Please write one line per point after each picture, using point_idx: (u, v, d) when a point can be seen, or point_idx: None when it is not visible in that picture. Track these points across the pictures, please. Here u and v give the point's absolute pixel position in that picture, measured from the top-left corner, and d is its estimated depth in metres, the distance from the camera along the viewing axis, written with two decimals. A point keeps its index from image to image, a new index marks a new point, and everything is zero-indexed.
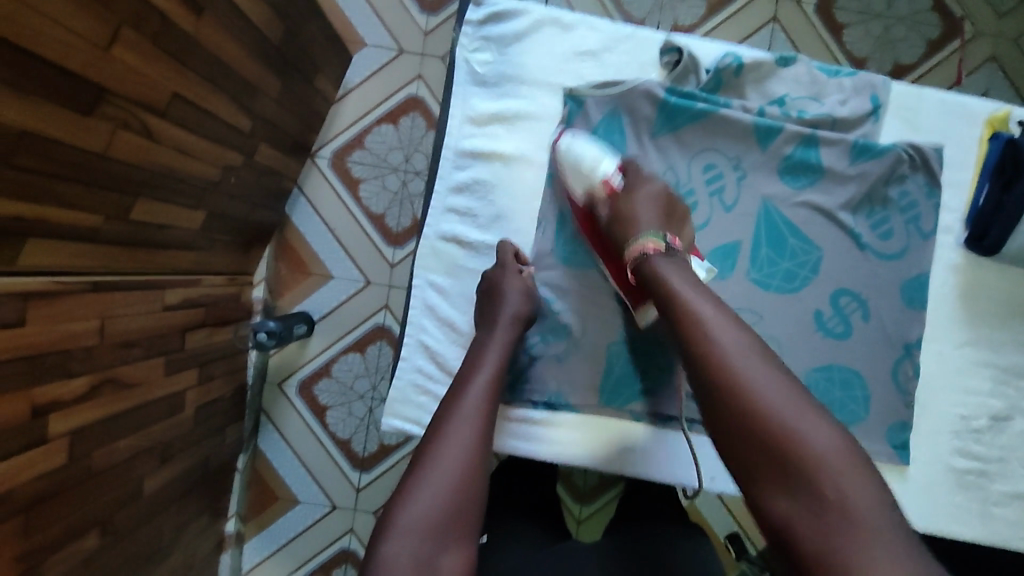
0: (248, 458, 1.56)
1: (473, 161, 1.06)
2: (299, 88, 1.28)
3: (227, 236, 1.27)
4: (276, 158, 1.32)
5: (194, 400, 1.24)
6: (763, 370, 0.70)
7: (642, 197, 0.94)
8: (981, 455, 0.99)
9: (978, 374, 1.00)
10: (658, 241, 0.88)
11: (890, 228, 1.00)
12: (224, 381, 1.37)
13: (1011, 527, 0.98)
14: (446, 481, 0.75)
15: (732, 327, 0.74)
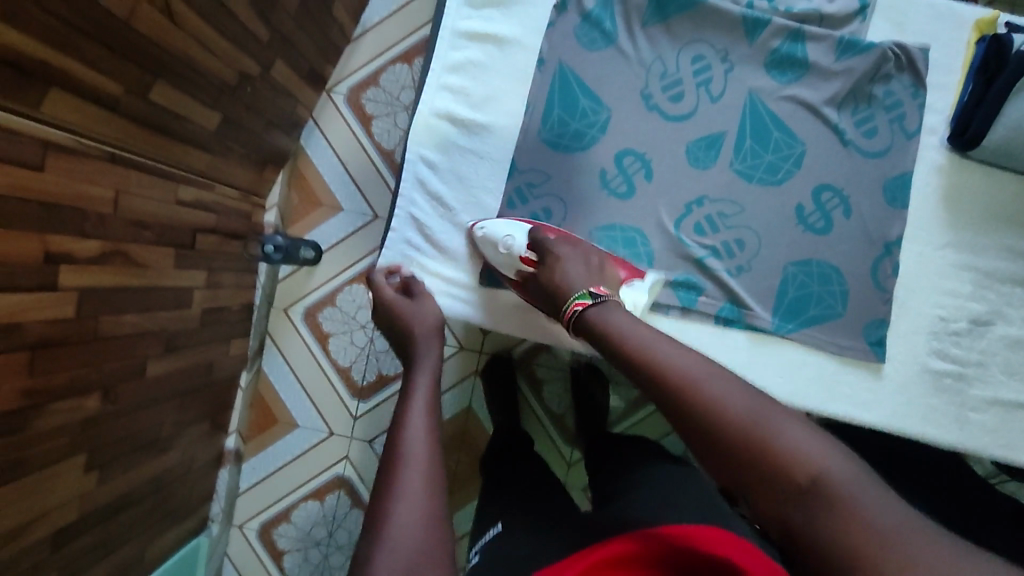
0: (251, 376, 1.62)
1: (469, 44, 1.09)
2: (315, 10, 1.33)
3: (240, 147, 1.33)
4: (291, 79, 1.39)
5: (201, 302, 1.30)
6: (720, 388, 0.73)
7: (568, 258, 0.99)
8: (960, 358, 1.10)
9: (959, 277, 1.11)
10: (585, 295, 0.92)
11: (875, 124, 1.12)
12: (231, 294, 1.43)
13: (989, 432, 1.08)
14: (423, 502, 0.72)
15: (679, 352, 0.78)
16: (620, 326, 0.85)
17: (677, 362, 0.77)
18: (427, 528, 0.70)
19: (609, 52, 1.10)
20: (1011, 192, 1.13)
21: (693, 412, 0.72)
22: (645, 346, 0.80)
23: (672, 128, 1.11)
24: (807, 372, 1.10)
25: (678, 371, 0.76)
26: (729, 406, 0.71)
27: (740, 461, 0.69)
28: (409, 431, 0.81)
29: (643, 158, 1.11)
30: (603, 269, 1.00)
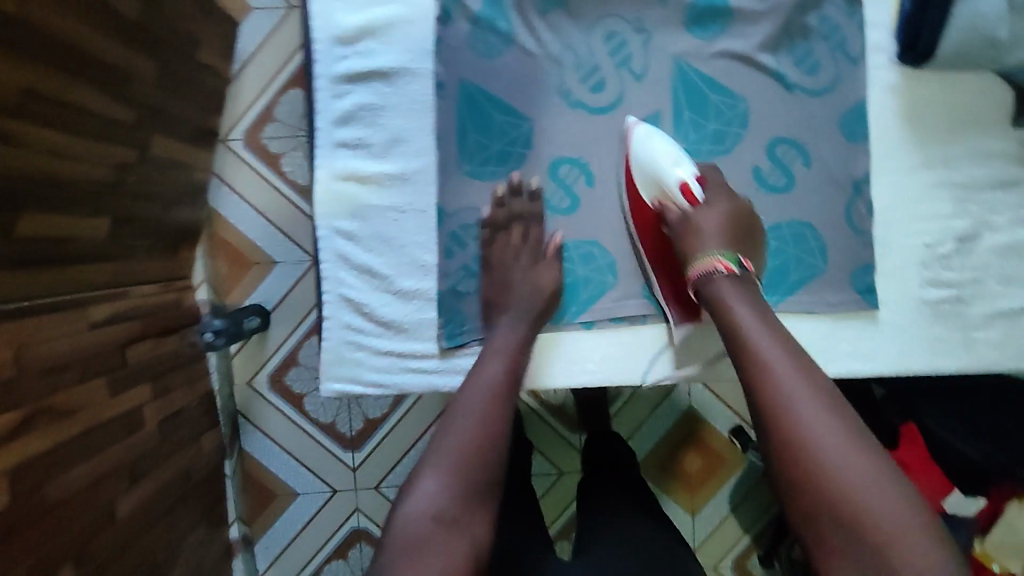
0: (235, 462, 1.52)
1: (352, 85, 0.74)
2: (181, 67, 1.16)
3: (144, 239, 1.19)
4: (176, 148, 1.22)
5: (156, 414, 1.20)
6: (842, 441, 0.55)
7: (713, 211, 0.71)
8: (956, 282, 0.81)
9: (937, 196, 0.79)
10: (730, 260, 0.67)
11: (817, 60, 0.77)
12: (186, 392, 1.32)
13: (998, 351, 0.82)
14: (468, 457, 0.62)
15: (804, 379, 0.58)
16: (723, 302, 0.64)
17: (791, 387, 0.57)
18: (467, 493, 0.61)
19: (505, 54, 0.74)
20: (977, 92, 0.78)
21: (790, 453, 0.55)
22: (759, 347, 0.60)
23: (597, 126, 0.77)
24: (805, 340, 0.80)
25: (787, 401, 0.57)
26: (842, 468, 0.53)
27: (839, 538, 0.53)
28: (481, 401, 0.66)
29: (585, 162, 0.77)
30: (752, 227, 0.72)
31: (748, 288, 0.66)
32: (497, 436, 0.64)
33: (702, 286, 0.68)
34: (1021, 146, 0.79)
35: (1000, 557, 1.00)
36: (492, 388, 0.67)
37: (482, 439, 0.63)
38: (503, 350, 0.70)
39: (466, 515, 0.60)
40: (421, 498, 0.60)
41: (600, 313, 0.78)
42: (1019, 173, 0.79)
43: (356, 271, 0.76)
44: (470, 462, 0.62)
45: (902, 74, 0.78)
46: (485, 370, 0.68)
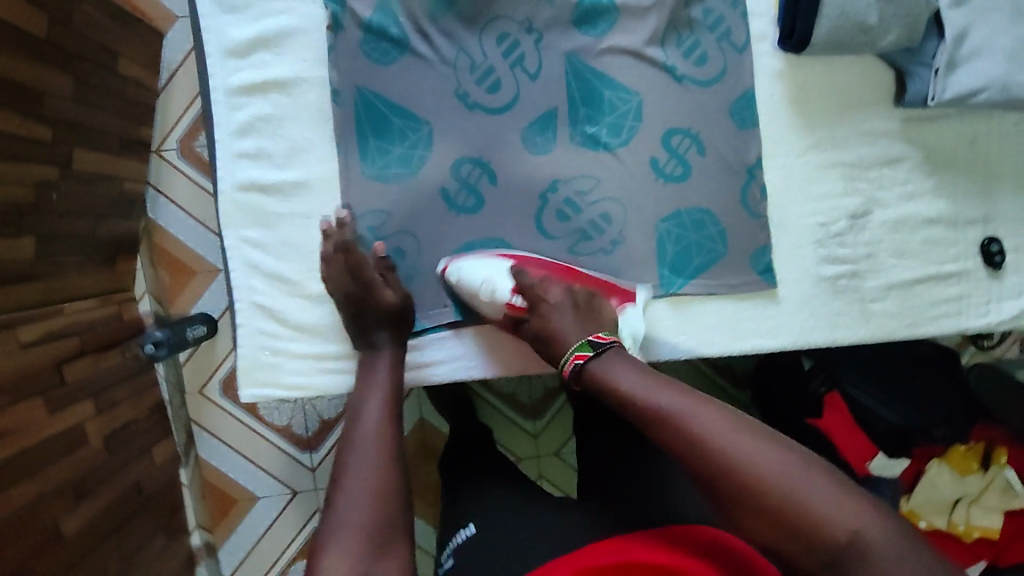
0: (191, 471, 1.52)
1: (250, 96, 0.75)
2: (101, 80, 1.16)
3: (75, 254, 1.18)
4: (102, 160, 1.22)
5: (99, 430, 1.20)
6: (771, 462, 0.53)
7: (550, 309, 0.72)
8: (850, 257, 0.84)
9: (826, 177, 0.82)
10: (586, 349, 0.66)
11: (704, 51, 0.79)
12: (131, 405, 1.31)
13: (894, 320, 0.85)
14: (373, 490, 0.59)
15: (703, 412, 0.56)
16: (625, 376, 0.61)
17: (707, 429, 0.56)
18: (378, 531, 0.57)
19: (401, 60, 0.76)
20: (858, 77, 0.82)
21: (738, 497, 0.53)
22: (656, 398, 0.59)
23: (495, 127, 0.79)
24: (710, 319, 0.84)
25: (711, 445, 0.55)
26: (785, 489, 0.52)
27: (797, 545, 0.51)
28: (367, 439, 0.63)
29: (485, 162, 0.79)
30: (590, 299, 0.73)
31: (624, 356, 0.65)
32: (390, 467, 0.61)
33: (575, 369, 0.65)
34: (901, 126, 0.83)
35: (925, 514, 0.99)
36: (379, 434, 0.64)
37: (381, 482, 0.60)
38: (383, 383, 0.70)
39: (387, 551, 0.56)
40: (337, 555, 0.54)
41: None
42: (902, 151, 0.83)
43: (268, 278, 0.78)
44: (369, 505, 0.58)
45: (787, 61, 0.81)
46: (367, 414, 0.66)
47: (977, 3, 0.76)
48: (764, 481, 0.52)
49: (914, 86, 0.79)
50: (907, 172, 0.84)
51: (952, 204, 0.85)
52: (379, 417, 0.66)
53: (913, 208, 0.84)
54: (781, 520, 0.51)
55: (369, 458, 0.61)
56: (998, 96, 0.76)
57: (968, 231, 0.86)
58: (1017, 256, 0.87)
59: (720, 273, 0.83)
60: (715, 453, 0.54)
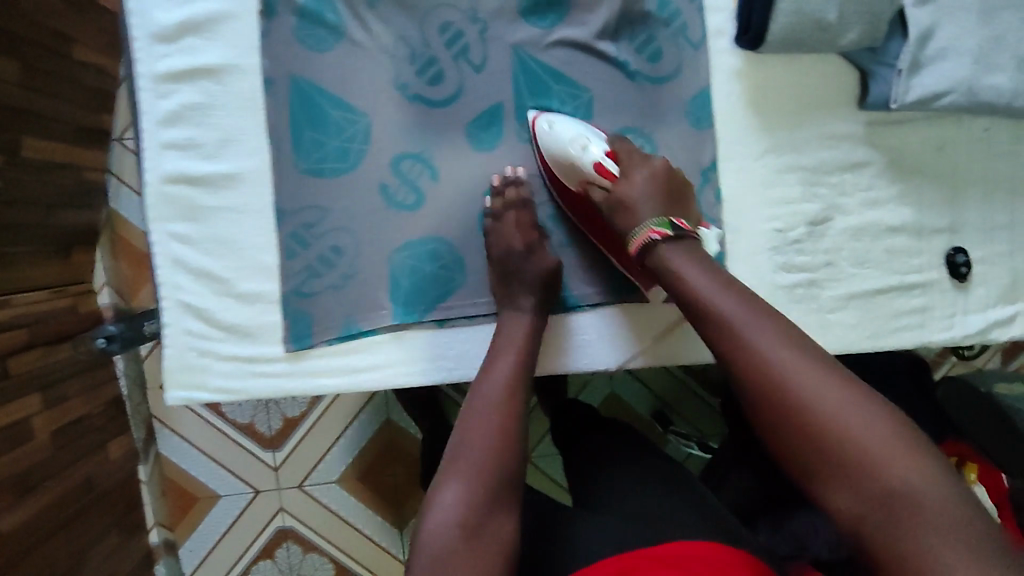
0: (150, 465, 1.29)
1: (177, 84, 0.71)
2: (54, 63, 1.08)
3: (27, 245, 1.08)
4: (58, 149, 1.14)
5: (47, 425, 1.04)
6: (828, 390, 0.48)
7: (641, 179, 0.65)
8: (808, 265, 0.81)
9: (785, 181, 0.79)
10: (664, 227, 0.61)
11: (657, 47, 0.76)
12: (84, 399, 1.16)
13: (855, 331, 0.82)
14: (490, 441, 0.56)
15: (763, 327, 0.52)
16: (690, 277, 0.57)
17: (765, 345, 0.51)
18: (492, 493, 0.54)
19: (337, 48, 0.72)
20: (821, 76, 0.78)
21: (785, 416, 0.48)
22: (718, 303, 0.55)
23: (438, 120, 0.75)
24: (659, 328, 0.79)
25: (766, 360, 0.50)
26: (838, 420, 0.46)
27: (821, 472, 0.47)
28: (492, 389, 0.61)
29: (427, 157, 0.75)
30: (679, 185, 0.66)
31: (697, 255, 0.60)
32: (515, 431, 0.57)
33: (642, 257, 0.62)
34: (865, 129, 0.79)
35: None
36: (507, 385, 0.61)
37: (501, 441, 0.56)
38: (513, 347, 0.66)
39: (498, 514, 0.53)
40: (449, 503, 0.52)
41: (452, 311, 0.78)
42: (864, 156, 0.79)
43: (196, 275, 0.75)
44: (489, 460, 0.55)
45: (747, 58, 0.77)
46: (496, 371, 0.63)
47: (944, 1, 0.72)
48: (821, 406, 0.47)
49: (876, 88, 0.75)
50: (871, 178, 0.80)
51: (917, 212, 0.81)
52: (507, 375, 0.62)
53: (876, 216, 0.81)
54: (827, 454, 0.46)
55: (485, 414, 0.58)
56: (963, 99, 0.72)
57: (933, 241, 0.82)
58: (984, 268, 0.83)
59: None
60: (770, 373, 0.50)
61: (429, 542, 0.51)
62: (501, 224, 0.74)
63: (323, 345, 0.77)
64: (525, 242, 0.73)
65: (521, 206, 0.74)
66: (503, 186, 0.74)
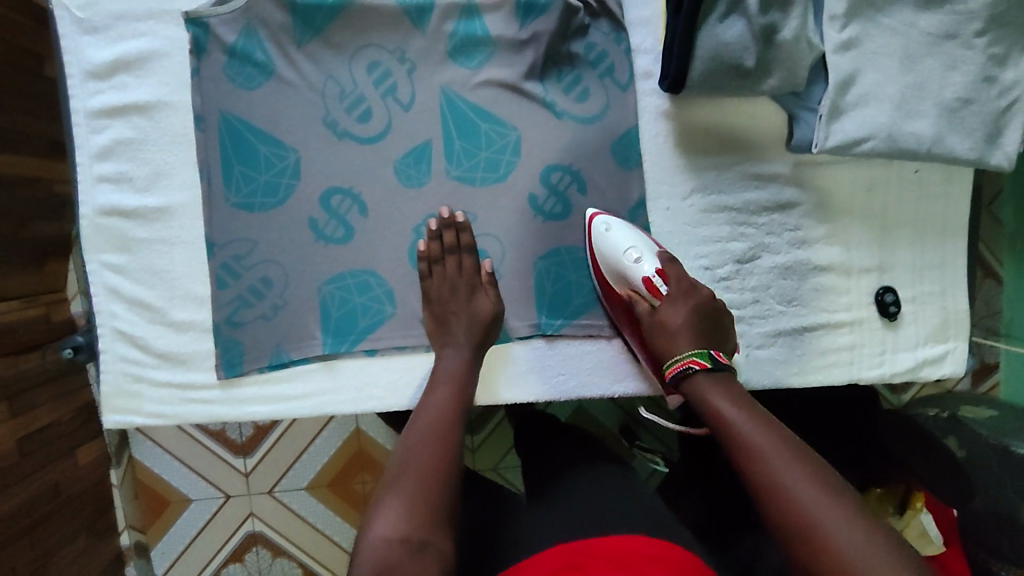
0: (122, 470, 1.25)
1: (110, 119, 0.73)
2: (20, 76, 1.03)
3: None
4: (27, 163, 1.06)
5: (13, 434, 1.00)
6: (855, 537, 0.45)
7: (681, 306, 0.67)
8: (736, 302, 0.81)
9: (713, 220, 0.80)
10: (704, 357, 0.61)
11: (585, 87, 0.78)
12: (52, 407, 1.10)
13: (784, 367, 0.82)
14: (426, 467, 0.55)
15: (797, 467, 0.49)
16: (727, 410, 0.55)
17: (795, 486, 0.48)
18: (430, 509, 0.53)
19: (268, 86, 0.74)
20: (747, 118, 0.79)
21: (822, 573, 0.45)
22: (751, 438, 0.52)
23: (366, 156, 0.76)
24: (587, 360, 0.81)
25: (794, 503, 0.48)
26: (861, 572, 0.44)
27: None
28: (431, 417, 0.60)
29: (356, 193, 0.77)
30: (718, 319, 0.67)
31: (736, 388, 0.58)
32: (451, 456, 0.57)
33: (682, 383, 0.61)
34: (793, 169, 0.80)
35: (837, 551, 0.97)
36: (441, 414, 0.61)
37: (437, 464, 0.56)
38: (450, 380, 0.66)
39: (436, 535, 0.52)
40: (389, 519, 0.51)
41: (382, 342, 0.78)
42: (793, 196, 0.80)
43: (129, 304, 0.76)
44: (427, 482, 0.54)
45: (674, 99, 0.79)
46: (430, 404, 0.62)
47: (866, 46, 0.72)
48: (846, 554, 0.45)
49: (799, 131, 0.76)
50: (799, 218, 0.81)
51: (847, 251, 0.82)
52: (444, 406, 0.62)
53: (804, 255, 0.81)
54: None
55: (427, 439, 0.58)
56: (883, 146, 0.72)
57: (862, 280, 0.83)
58: (914, 307, 0.84)
59: (602, 313, 0.81)
60: (806, 531, 0.46)
61: (368, 553, 0.50)
62: (440, 268, 0.75)
63: (256, 372, 0.78)
64: (460, 285, 0.74)
65: (459, 251, 0.75)
66: (442, 229, 0.75)
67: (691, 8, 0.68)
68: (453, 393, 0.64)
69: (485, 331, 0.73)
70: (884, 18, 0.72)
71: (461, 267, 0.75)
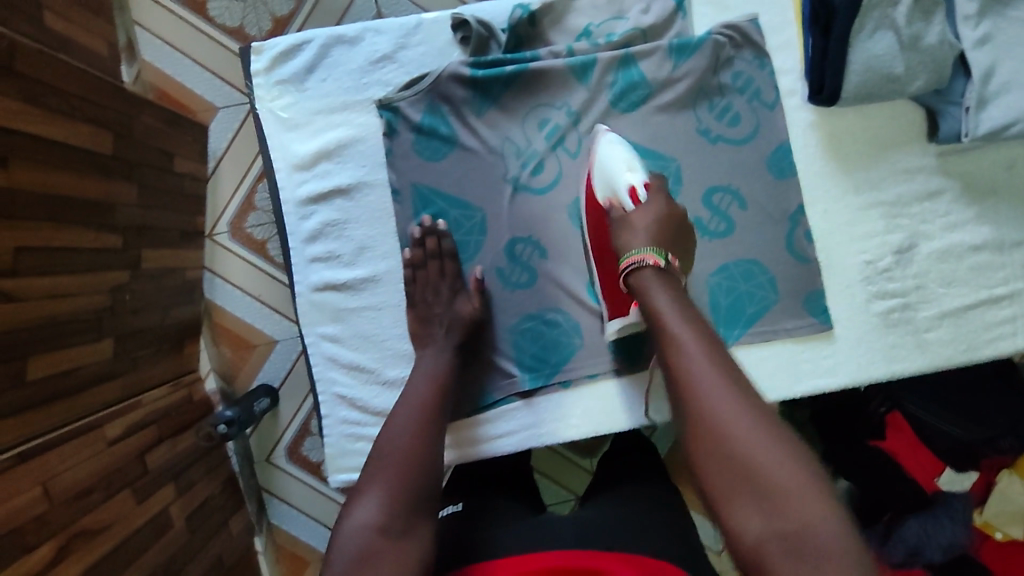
0: (267, 536, 1.21)
1: (317, 205, 0.81)
2: (167, 179, 1.05)
3: (162, 348, 1.06)
4: (168, 254, 1.06)
5: (183, 513, 0.98)
6: (766, 441, 0.50)
7: (638, 213, 0.67)
8: (899, 291, 0.86)
9: (868, 217, 0.85)
10: (660, 255, 0.62)
11: (735, 112, 0.84)
12: (211, 481, 1.09)
13: (951, 346, 0.86)
14: (400, 444, 0.62)
15: (714, 361, 0.55)
16: (661, 309, 0.59)
17: (708, 385, 0.53)
18: (406, 496, 0.58)
19: (452, 154, 0.81)
20: (887, 118, 0.85)
21: (718, 452, 0.51)
22: (676, 328, 0.57)
23: (543, 205, 0.83)
24: (768, 365, 0.85)
25: (711, 393, 0.53)
26: (769, 472, 0.49)
27: (749, 506, 0.49)
28: (416, 403, 0.67)
29: (536, 240, 0.83)
30: (682, 229, 0.67)
31: (673, 283, 0.62)
32: (427, 450, 0.62)
33: (627, 279, 0.63)
34: (936, 160, 0.85)
35: (1001, 526, 1.00)
36: (422, 397, 0.68)
37: (414, 451, 0.61)
38: (432, 374, 0.72)
39: (414, 530, 0.57)
40: (371, 507, 0.56)
41: (576, 373, 0.83)
42: (940, 185, 0.85)
43: (347, 369, 0.82)
44: (405, 470, 0.60)
45: (818, 112, 0.85)
46: (414, 391, 0.69)
47: (1000, 39, 0.77)
48: (739, 434, 0.51)
49: (946, 124, 0.81)
50: (947, 204, 0.86)
51: (996, 229, 0.86)
52: (426, 394, 0.68)
53: (957, 237, 0.86)
54: (751, 488, 0.49)
55: (405, 432, 0.63)
56: None
57: (1015, 253, 0.86)
58: None
59: (774, 320, 0.85)
60: (709, 417, 0.52)
61: (349, 542, 0.54)
62: (422, 272, 0.79)
63: (465, 416, 0.83)
64: (441, 289, 0.79)
65: (441, 256, 0.80)
66: (424, 236, 0.79)
67: (842, 29, 0.75)
68: (435, 385, 0.70)
69: (462, 335, 0.78)
70: (1012, 11, 0.77)
71: (433, 270, 0.79)
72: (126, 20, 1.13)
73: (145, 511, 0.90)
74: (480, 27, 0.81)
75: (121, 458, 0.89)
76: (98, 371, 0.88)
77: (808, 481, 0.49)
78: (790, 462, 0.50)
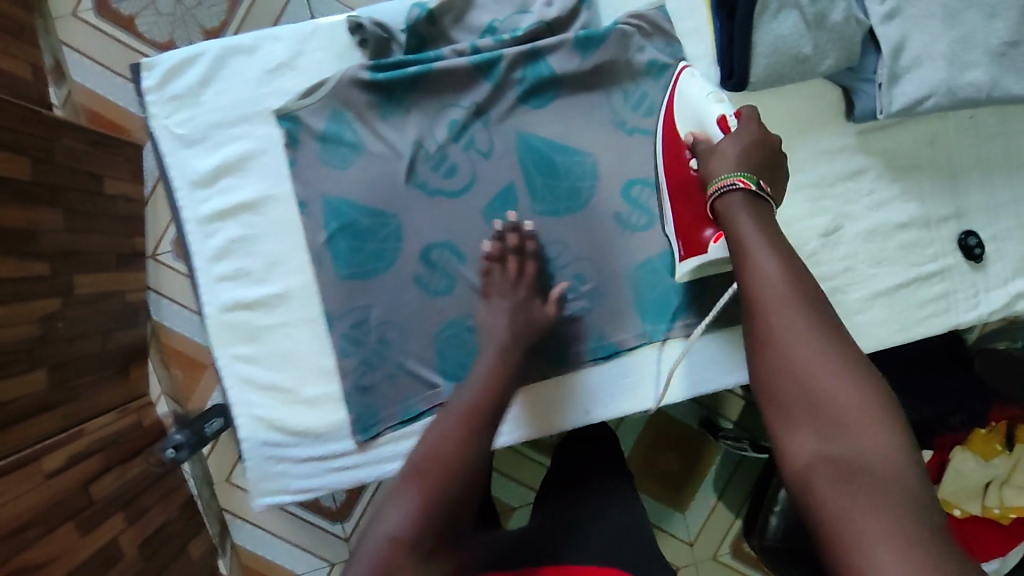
0: (231, 559, 1.13)
1: (222, 222, 0.79)
2: (97, 202, 0.98)
3: (108, 373, 0.98)
4: (106, 279, 1.00)
5: (136, 541, 0.89)
6: (831, 364, 0.48)
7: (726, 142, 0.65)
8: (828, 274, 0.84)
9: (792, 201, 0.83)
10: (751, 182, 0.61)
11: (650, 103, 0.82)
12: (167, 506, 1.00)
13: (886, 326, 0.84)
14: (433, 448, 0.55)
15: (793, 288, 0.53)
16: (749, 238, 0.57)
17: (777, 307, 0.52)
18: (440, 511, 0.51)
19: (360, 160, 0.79)
20: (805, 100, 0.84)
21: (774, 368, 0.50)
22: (764, 261, 0.55)
23: (458, 207, 0.80)
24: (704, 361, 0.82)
25: (779, 311, 0.51)
26: (828, 390, 0.47)
27: (804, 420, 0.47)
28: (461, 408, 0.61)
29: (454, 244, 0.80)
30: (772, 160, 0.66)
31: (767, 222, 0.59)
32: (472, 464, 0.55)
33: (716, 205, 0.62)
34: (856, 139, 0.84)
35: (959, 502, 0.98)
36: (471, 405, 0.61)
37: (460, 461, 0.54)
38: (487, 374, 0.66)
39: (444, 548, 0.51)
40: (403, 518, 0.49)
41: None
42: (862, 163, 0.84)
43: (263, 390, 0.80)
44: (448, 478, 0.53)
45: (734, 97, 0.83)
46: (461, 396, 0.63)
47: (909, 13, 0.76)
48: (801, 358, 0.49)
49: (861, 102, 0.80)
50: (871, 182, 0.84)
51: (922, 205, 0.85)
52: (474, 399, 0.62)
53: (883, 216, 0.84)
54: (807, 404, 0.47)
55: (448, 441, 0.56)
56: (944, 100, 0.76)
57: (942, 228, 0.85)
58: (996, 245, 0.86)
59: (704, 311, 0.82)
60: (767, 336, 0.51)
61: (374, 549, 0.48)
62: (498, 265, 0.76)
63: (388, 432, 0.80)
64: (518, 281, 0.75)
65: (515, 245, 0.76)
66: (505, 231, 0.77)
67: (746, 11, 0.73)
68: (482, 391, 0.63)
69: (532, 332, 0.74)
70: None
71: (507, 266, 0.76)
72: (51, 42, 1.05)
73: (95, 541, 0.81)
74: (377, 29, 0.79)
75: (64, 491, 0.79)
76: (34, 402, 0.80)
77: (869, 406, 0.46)
78: (847, 389, 0.47)
